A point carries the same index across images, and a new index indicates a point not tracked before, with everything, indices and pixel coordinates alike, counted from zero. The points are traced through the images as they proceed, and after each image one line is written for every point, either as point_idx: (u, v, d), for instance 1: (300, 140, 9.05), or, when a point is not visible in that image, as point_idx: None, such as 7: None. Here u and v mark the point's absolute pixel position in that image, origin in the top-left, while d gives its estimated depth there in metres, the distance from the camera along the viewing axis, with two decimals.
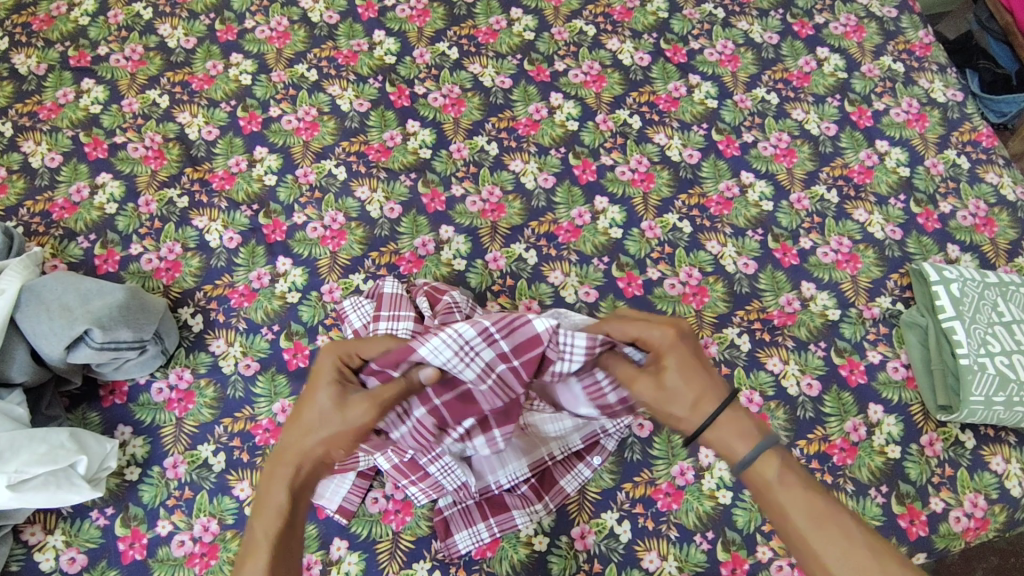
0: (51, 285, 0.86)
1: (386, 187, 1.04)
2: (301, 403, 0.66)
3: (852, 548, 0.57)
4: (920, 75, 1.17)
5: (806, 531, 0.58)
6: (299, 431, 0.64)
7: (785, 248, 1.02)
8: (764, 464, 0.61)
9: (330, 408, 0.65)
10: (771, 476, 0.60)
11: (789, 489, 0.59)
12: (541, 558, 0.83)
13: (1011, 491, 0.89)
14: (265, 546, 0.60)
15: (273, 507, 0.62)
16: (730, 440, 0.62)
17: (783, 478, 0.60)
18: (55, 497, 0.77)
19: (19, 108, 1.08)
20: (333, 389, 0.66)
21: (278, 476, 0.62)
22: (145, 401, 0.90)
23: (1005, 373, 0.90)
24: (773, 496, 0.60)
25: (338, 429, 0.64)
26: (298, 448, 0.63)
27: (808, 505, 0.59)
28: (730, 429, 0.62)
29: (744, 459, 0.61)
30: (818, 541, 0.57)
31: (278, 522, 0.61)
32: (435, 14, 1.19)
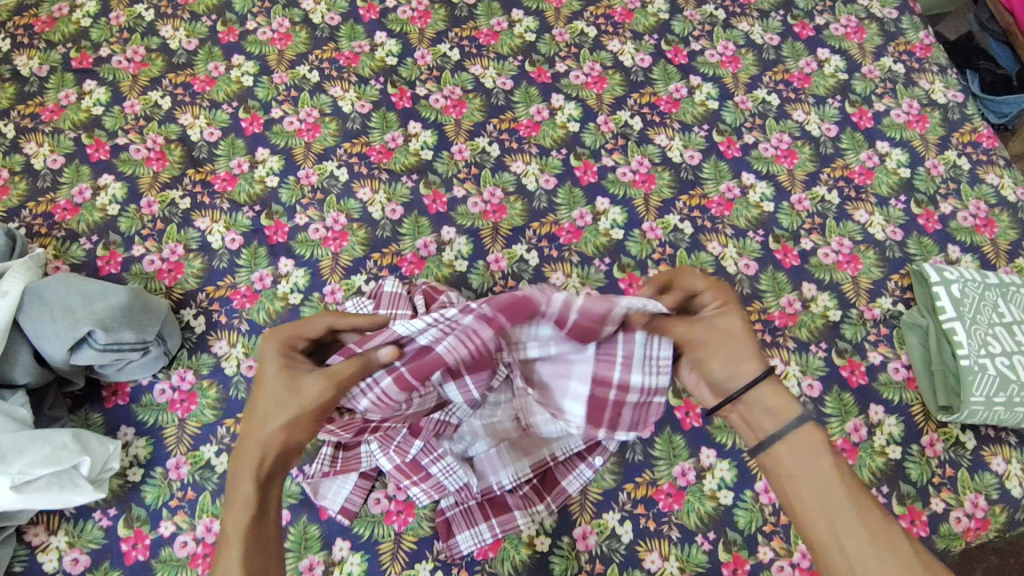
0: (53, 287, 0.86)
1: (387, 188, 1.04)
2: (253, 394, 0.64)
3: (889, 529, 0.57)
4: (921, 76, 1.17)
5: (845, 500, 0.58)
6: (254, 423, 0.62)
7: (785, 249, 1.02)
8: (800, 439, 0.61)
9: (284, 392, 0.63)
10: (818, 445, 0.61)
11: (832, 460, 0.60)
12: (543, 559, 0.84)
13: (1011, 491, 0.89)
14: (235, 543, 0.58)
15: (241, 500, 0.60)
16: (778, 406, 0.63)
17: (828, 451, 0.61)
18: (58, 498, 0.78)
19: (21, 109, 1.08)
20: (284, 373, 0.65)
21: (242, 470, 0.61)
22: (147, 402, 0.90)
23: (1005, 374, 0.90)
24: (815, 459, 0.60)
25: (294, 412, 0.62)
26: (256, 438, 0.62)
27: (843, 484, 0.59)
28: (777, 400, 0.63)
29: (789, 425, 0.62)
30: (855, 513, 0.57)
31: (246, 516, 0.59)
32: (436, 16, 1.19)
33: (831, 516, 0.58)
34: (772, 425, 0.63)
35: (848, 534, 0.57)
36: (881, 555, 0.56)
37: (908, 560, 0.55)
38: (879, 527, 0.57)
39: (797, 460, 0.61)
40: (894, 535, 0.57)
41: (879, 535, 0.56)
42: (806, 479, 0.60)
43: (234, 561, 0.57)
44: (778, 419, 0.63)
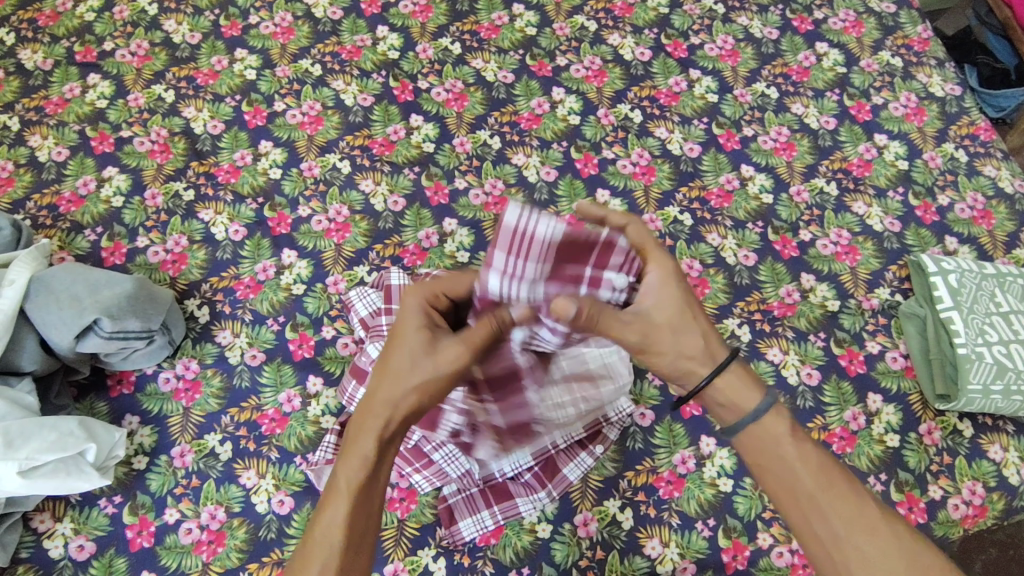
0: (59, 276, 0.86)
1: (390, 180, 1.05)
2: (389, 346, 0.62)
3: (857, 504, 0.60)
4: (919, 70, 1.18)
5: (814, 489, 0.60)
6: (392, 380, 0.60)
7: (785, 240, 1.03)
8: (773, 424, 0.62)
9: (419, 357, 0.60)
10: (781, 434, 0.61)
11: (797, 445, 0.61)
12: (544, 545, 0.84)
13: (1008, 479, 0.90)
14: (345, 495, 0.59)
15: (359, 455, 0.59)
16: (739, 395, 0.63)
17: (788, 434, 0.61)
18: (64, 485, 0.78)
19: (25, 103, 1.09)
20: (425, 337, 0.61)
21: (366, 428, 0.60)
22: (152, 391, 0.91)
23: (1003, 362, 0.91)
24: (778, 452, 0.61)
25: (427, 376, 0.60)
26: (387, 398, 0.60)
27: (816, 471, 0.61)
28: (735, 387, 0.63)
29: (748, 418, 0.62)
30: (825, 500, 0.60)
31: (361, 478, 0.59)
32: (437, 10, 1.20)
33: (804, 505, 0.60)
34: (733, 415, 0.63)
35: (824, 525, 0.60)
36: (854, 533, 0.59)
37: (879, 533, 0.59)
38: (850, 510, 0.60)
39: (763, 453, 0.62)
40: (861, 508, 0.60)
41: (849, 515, 0.59)
42: (774, 474, 0.61)
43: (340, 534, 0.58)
44: (740, 411, 0.62)
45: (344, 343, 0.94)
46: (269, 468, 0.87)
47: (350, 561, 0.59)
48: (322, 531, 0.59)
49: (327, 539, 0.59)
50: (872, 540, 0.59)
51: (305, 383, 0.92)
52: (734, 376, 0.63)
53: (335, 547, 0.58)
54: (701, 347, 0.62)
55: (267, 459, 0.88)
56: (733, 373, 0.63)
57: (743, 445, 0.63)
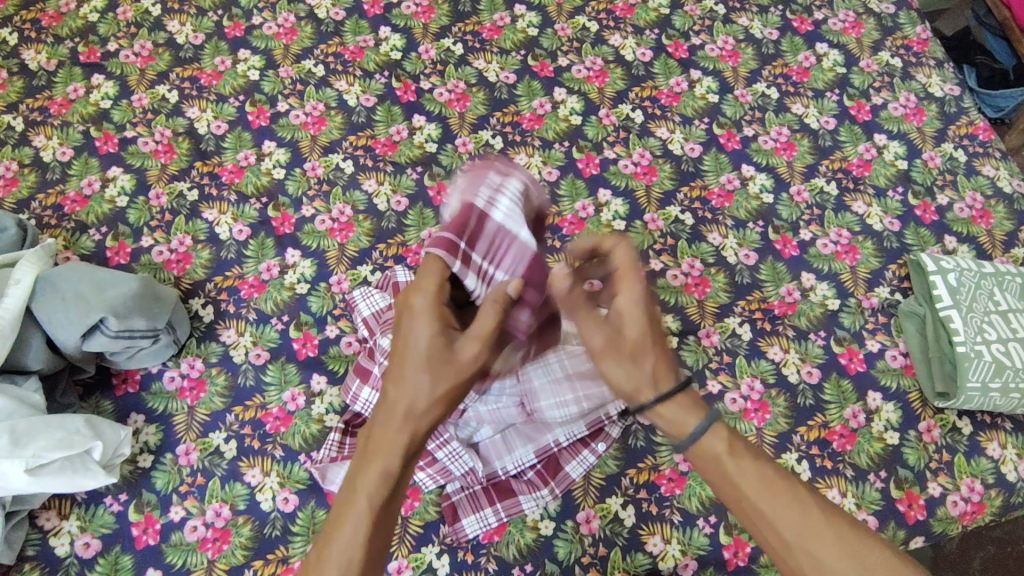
0: (65, 275, 0.87)
1: (393, 180, 1.06)
2: (408, 348, 0.59)
3: (804, 513, 0.57)
4: (918, 70, 1.19)
5: (758, 500, 0.58)
6: (416, 386, 0.57)
7: (785, 239, 1.04)
8: (711, 440, 0.60)
9: (438, 362, 0.58)
10: (719, 449, 0.60)
11: (736, 458, 0.59)
12: (547, 542, 0.85)
13: (1006, 475, 0.91)
14: (363, 514, 0.56)
15: (380, 474, 0.56)
16: (678, 418, 0.61)
17: (727, 446, 0.60)
18: (71, 482, 0.79)
19: (29, 103, 1.09)
20: (440, 339, 0.59)
21: (389, 442, 0.57)
22: (157, 390, 0.92)
23: (1001, 360, 0.92)
24: (720, 469, 0.60)
25: (450, 384, 0.58)
26: (410, 411, 0.57)
27: (759, 479, 0.59)
28: (674, 408, 0.61)
29: (688, 436, 0.61)
30: (770, 509, 0.58)
31: (382, 499, 0.56)
32: (440, 11, 1.21)
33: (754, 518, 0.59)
34: (675, 435, 0.62)
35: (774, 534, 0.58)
36: (803, 541, 0.57)
37: (828, 539, 0.57)
38: (796, 516, 0.57)
39: (708, 470, 0.61)
40: (810, 515, 0.57)
41: (798, 523, 0.57)
42: (720, 487, 0.60)
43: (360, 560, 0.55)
44: (681, 432, 0.61)
45: (347, 342, 0.95)
46: (274, 466, 0.88)
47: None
48: (338, 553, 0.55)
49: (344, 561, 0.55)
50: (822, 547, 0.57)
51: (309, 381, 0.93)
52: (675, 399, 0.61)
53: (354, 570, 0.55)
54: (654, 365, 0.61)
55: (272, 457, 0.88)
56: (678, 399, 0.61)
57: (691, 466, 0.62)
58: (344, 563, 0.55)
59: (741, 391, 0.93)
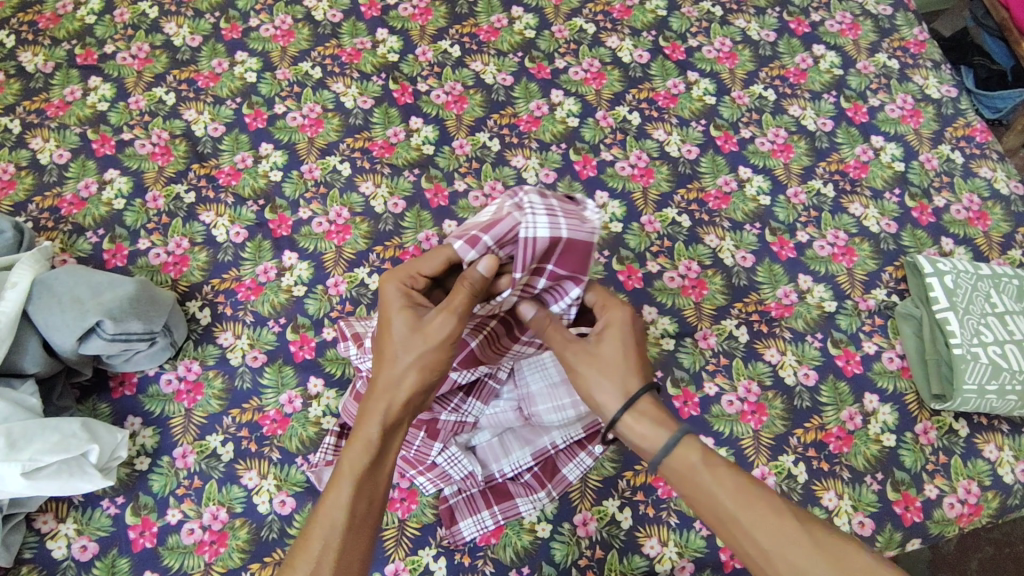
0: (61, 279, 0.87)
1: (390, 182, 1.06)
2: (381, 338, 0.66)
3: (776, 517, 0.58)
4: (915, 72, 1.19)
5: (733, 509, 0.59)
6: (384, 364, 0.64)
7: (782, 241, 1.04)
8: (685, 451, 0.62)
9: (404, 337, 0.64)
10: (693, 460, 0.61)
11: (712, 471, 0.61)
12: (544, 544, 0.85)
13: (1003, 477, 0.91)
14: (348, 475, 0.60)
15: (364, 440, 0.62)
16: (649, 434, 0.63)
17: (698, 459, 0.61)
18: (67, 485, 0.79)
19: (26, 105, 1.10)
20: (407, 316, 0.65)
21: (370, 412, 0.63)
22: (154, 393, 0.92)
23: (997, 362, 0.92)
24: (695, 479, 0.61)
25: (421, 352, 0.64)
26: (387, 378, 0.63)
27: (732, 484, 0.60)
28: (646, 425, 0.64)
29: (663, 449, 0.62)
30: (745, 517, 0.58)
31: (366, 461, 0.61)
32: (436, 13, 1.21)
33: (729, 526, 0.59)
34: (648, 451, 0.64)
35: (750, 543, 0.58)
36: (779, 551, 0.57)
37: (802, 543, 0.57)
38: (770, 523, 0.58)
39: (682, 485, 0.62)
40: (783, 523, 0.58)
41: (772, 531, 0.58)
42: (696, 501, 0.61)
43: (339, 534, 0.58)
44: (652, 446, 0.63)
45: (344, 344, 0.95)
46: (271, 469, 0.88)
47: (346, 550, 0.58)
48: (318, 527, 0.59)
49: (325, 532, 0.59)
50: (802, 548, 0.57)
51: (306, 384, 0.93)
52: (643, 411, 0.64)
53: (330, 541, 0.58)
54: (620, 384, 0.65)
55: (269, 460, 0.88)
56: (644, 406, 0.64)
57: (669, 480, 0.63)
58: (328, 525, 0.59)
59: (738, 393, 0.93)
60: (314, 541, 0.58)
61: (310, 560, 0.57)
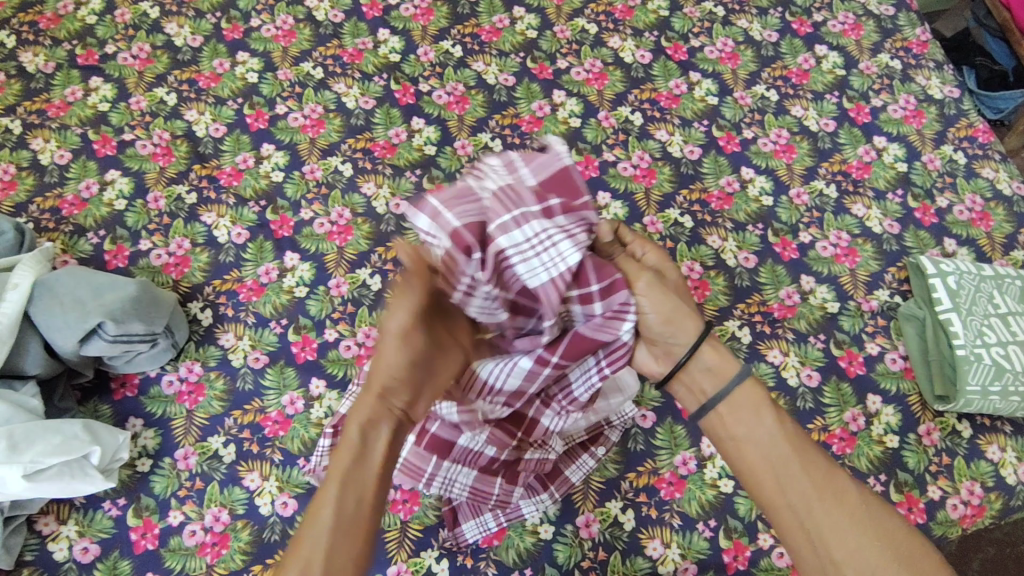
0: (63, 280, 0.87)
1: (392, 183, 1.05)
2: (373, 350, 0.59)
3: (834, 483, 0.60)
4: (917, 73, 1.19)
5: (794, 463, 0.60)
6: (380, 354, 0.58)
7: (785, 242, 1.04)
8: (747, 394, 0.62)
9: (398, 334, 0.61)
10: (755, 404, 0.62)
11: (769, 421, 0.61)
12: (547, 546, 0.85)
13: (1006, 479, 0.91)
14: (333, 477, 0.58)
15: (348, 440, 0.59)
16: (716, 371, 0.63)
17: (764, 404, 0.62)
18: (69, 487, 0.79)
19: (27, 105, 1.09)
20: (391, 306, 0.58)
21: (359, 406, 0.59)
22: (156, 394, 0.91)
23: (1001, 363, 0.92)
24: (756, 421, 0.61)
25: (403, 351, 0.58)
26: (380, 379, 0.58)
27: (792, 438, 0.61)
28: (714, 360, 0.63)
29: (730, 384, 0.63)
30: (803, 474, 0.59)
31: (348, 462, 0.58)
32: (438, 13, 1.20)
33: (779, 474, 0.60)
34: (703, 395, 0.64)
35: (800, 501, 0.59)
36: (824, 512, 0.59)
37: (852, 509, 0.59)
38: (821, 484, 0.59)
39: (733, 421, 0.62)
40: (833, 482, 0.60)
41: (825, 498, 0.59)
42: (751, 444, 0.61)
43: (326, 538, 0.56)
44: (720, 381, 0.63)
45: (346, 345, 0.95)
46: (273, 470, 0.88)
47: (337, 553, 0.56)
48: (306, 540, 0.56)
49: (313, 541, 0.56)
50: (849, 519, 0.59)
51: (308, 385, 0.92)
52: (716, 353, 0.63)
53: (317, 552, 0.55)
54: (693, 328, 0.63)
55: (271, 461, 0.88)
56: (707, 356, 0.63)
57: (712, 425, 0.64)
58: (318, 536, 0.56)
59: None
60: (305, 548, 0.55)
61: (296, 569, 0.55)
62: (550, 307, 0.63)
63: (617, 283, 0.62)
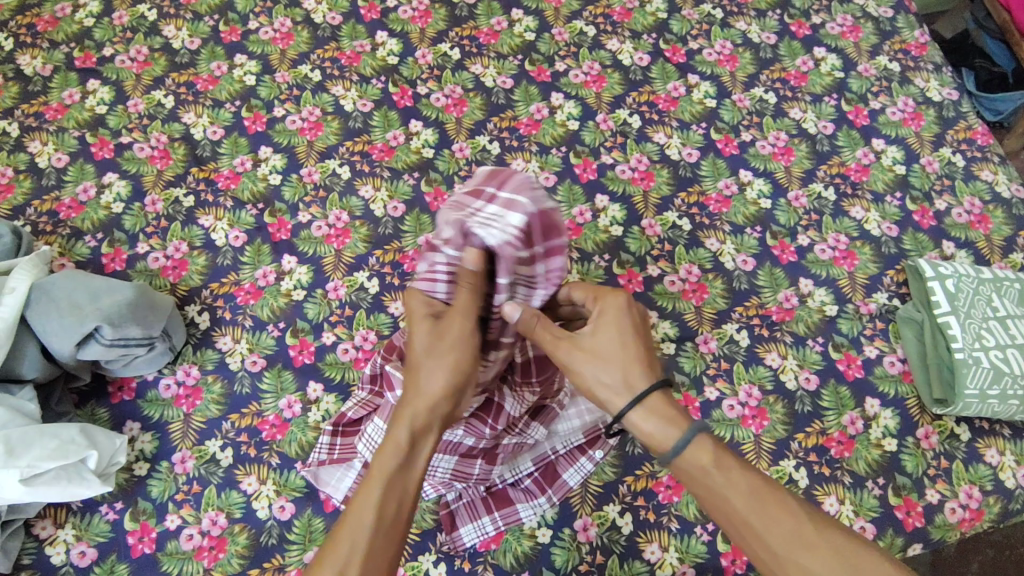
0: (59, 284, 0.87)
1: (390, 186, 1.05)
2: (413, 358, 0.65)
3: (791, 524, 0.57)
4: (916, 75, 1.19)
5: (749, 516, 0.58)
6: (435, 360, 0.64)
7: (783, 245, 1.03)
8: (696, 451, 0.60)
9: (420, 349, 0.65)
10: (705, 463, 0.60)
11: (724, 471, 0.60)
12: (545, 550, 0.85)
13: (1005, 482, 0.91)
14: (378, 478, 0.60)
15: (393, 443, 0.61)
16: (656, 430, 0.62)
17: (716, 459, 0.60)
18: (67, 492, 0.79)
19: (25, 108, 1.09)
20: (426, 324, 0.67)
21: (406, 413, 0.62)
22: (153, 397, 0.91)
23: (999, 367, 0.91)
24: (706, 482, 0.60)
25: (454, 356, 0.64)
26: (426, 388, 0.63)
27: (744, 484, 0.59)
28: (655, 416, 0.62)
29: (673, 439, 0.61)
30: (758, 521, 0.58)
31: (394, 462, 0.60)
32: (436, 16, 1.20)
33: (745, 531, 0.59)
34: (658, 451, 0.62)
35: (762, 546, 0.58)
36: (796, 554, 0.57)
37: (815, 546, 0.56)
38: (780, 524, 0.58)
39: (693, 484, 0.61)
40: (795, 524, 0.57)
41: (786, 535, 0.57)
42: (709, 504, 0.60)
43: (369, 533, 0.58)
44: (659, 447, 0.62)
45: (344, 348, 0.95)
46: (270, 474, 0.87)
47: (378, 548, 0.58)
48: (344, 535, 0.57)
49: (350, 542, 0.57)
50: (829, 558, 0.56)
51: (306, 389, 0.92)
52: (654, 407, 0.62)
53: (356, 550, 0.57)
54: (619, 378, 0.63)
55: (269, 465, 0.88)
56: (654, 404, 0.62)
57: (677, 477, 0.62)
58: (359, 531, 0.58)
59: (739, 398, 0.93)
60: (343, 541, 0.57)
61: (337, 561, 0.56)
62: (505, 263, 0.68)
63: (558, 247, 0.71)
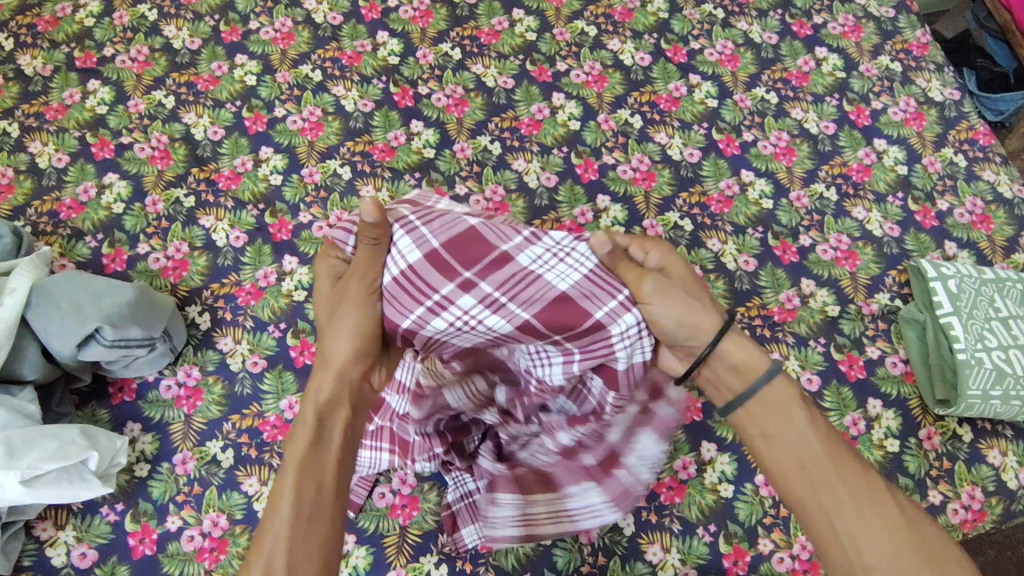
0: (60, 284, 0.87)
1: (391, 186, 1.05)
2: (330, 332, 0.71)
3: (858, 476, 0.63)
4: (918, 74, 1.19)
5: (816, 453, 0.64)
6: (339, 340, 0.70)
7: (784, 245, 1.03)
8: (780, 393, 0.67)
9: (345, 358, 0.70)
10: (788, 401, 0.67)
11: (804, 412, 0.66)
12: (546, 551, 0.84)
13: (1007, 483, 0.90)
14: (292, 467, 0.66)
15: (303, 431, 0.67)
16: (744, 366, 0.68)
17: (796, 404, 0.67)
18: (67, 493, 0.79)
19: (25, 108, 1.09)
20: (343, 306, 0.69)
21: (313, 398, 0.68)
22: (154, 398, 0.91)
23: (1002, 367, 0.91)
24: (788, 417, 0.66)
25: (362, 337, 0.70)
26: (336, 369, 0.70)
27: (815, 430, 0.66)
28: (743, 356, 0.68)
29: (757, 382, 0.67)
30: (828, 460, 0.64)
31: (304, 449, 0.66)
32: (437, 15, 1.20)
33: (805, 467, 0.64)
34: (744, 385, 0.68)
35: (823, 485, 0.63)
36: (851, 500, 0.62)
37: (873, 498, 0.62)
38: (845, 471, 0.64)
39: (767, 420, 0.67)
40: (859, 477, 0.63)
41: (847, 486, 0.63)
42: (778, 434, 0.66)
43: (288, 522, 0.63)
44: (745, 379, 0.68)
45: None
46: (271, 475, 0.87)
47: (300, 536, 0.63)
48: (268, 531, 0.63)
49: (273, 541, 0.62)
50: (878, 511, 0.62)
51: (307, 390, 0.92)
52: (738, 344, 0.68)
53: (279, 542, 0.62)
54: (711, 313, 0.69)
55: (270, 466, 0.88)
56: (737, 347, 0.68)
57: (751, 415, 0.68)
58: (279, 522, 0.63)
59: None
60: (267, 539, 0.62)
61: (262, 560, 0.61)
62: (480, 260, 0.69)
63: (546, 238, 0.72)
